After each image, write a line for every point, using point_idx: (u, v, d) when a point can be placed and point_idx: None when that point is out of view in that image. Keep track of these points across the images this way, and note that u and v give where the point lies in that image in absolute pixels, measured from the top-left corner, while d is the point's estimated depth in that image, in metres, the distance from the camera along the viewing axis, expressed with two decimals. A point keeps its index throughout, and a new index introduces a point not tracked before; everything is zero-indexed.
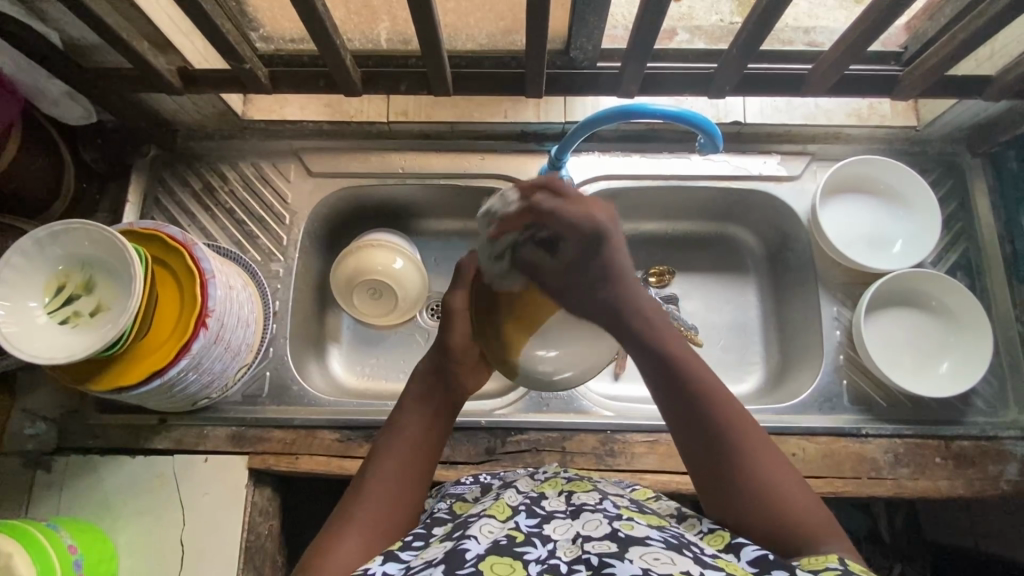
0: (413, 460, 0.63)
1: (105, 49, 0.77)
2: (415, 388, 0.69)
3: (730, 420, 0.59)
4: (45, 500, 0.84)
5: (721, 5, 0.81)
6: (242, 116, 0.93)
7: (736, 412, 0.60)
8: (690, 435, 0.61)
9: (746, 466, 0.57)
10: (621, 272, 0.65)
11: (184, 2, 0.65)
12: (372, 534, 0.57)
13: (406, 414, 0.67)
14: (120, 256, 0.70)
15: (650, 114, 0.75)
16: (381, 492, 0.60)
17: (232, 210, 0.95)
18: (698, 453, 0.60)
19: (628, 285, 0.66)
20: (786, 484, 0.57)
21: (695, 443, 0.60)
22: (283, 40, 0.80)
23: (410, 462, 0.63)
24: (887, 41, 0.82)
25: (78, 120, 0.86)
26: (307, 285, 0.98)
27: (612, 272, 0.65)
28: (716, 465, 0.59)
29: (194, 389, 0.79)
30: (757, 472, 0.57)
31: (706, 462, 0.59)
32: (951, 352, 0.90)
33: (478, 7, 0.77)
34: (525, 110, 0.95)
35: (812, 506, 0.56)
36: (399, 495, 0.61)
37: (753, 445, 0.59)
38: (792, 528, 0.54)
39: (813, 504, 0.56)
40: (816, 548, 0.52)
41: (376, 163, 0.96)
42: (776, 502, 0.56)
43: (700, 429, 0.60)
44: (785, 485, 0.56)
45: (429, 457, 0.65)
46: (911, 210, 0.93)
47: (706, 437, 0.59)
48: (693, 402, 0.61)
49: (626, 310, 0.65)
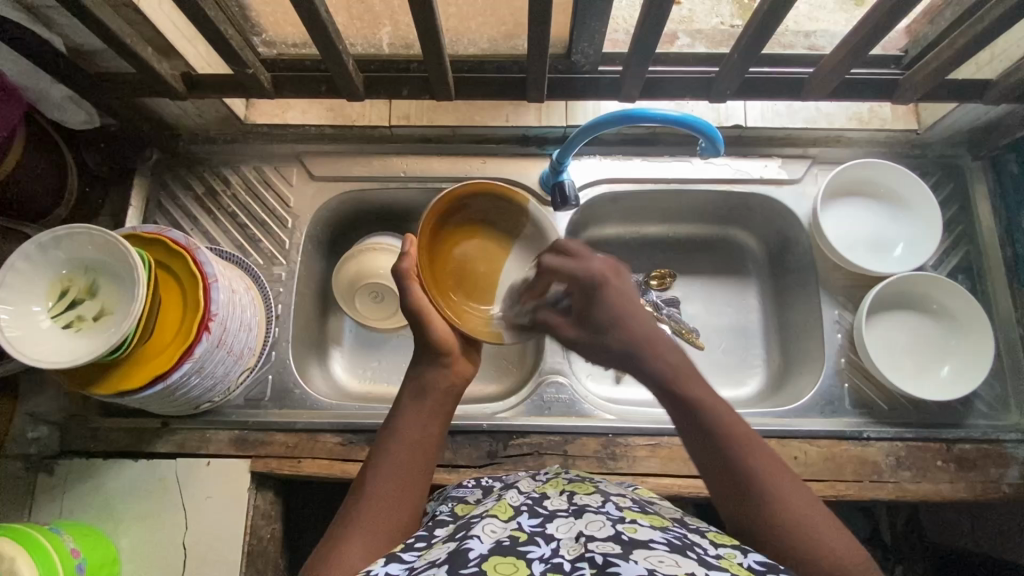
0: (412, 461, 0.63)
1: (108, 54, 0.77)
2: (411, 386, 0.68)
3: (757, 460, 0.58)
4: (47, 504, 0.84)
5: (721, 8, 0.83)
6: (243, 120, 0.93)
7: (761, 451, 0.59)
8: (722, 480, 0.59)
9: (778, 507, 0.56)
10: (632, 319, 0.65)
11: (187, 8, 0.65)
12: (374, 543, 0.57)
13: (403, 415, 0.66)
14: (123, 261, 0.71)
15: (651, 118, 0.76)
16: (383, 498, 0.60)
17: (234, 214, 0.96)
18: (729, 496, 0.58)
19: (639, 324, 0.65)
20: (816, 519, 0.56)
21: (725, 489, 0.59)
22: (285, 45, 0.81)
23: (408, 466, 0.63)
24: (887, 46, 0.84)
25: (81, 124, 0.87)
26: (309, 289, 0.98)
27: (624, 316, 0.65)
28: (752, 508, 0.57)
29: (197, 393, 0.79)
30: (792, 513, 0.56)
31: (740, 505, 0.57)
32: (952, 356, 0.90)
33: (480, 12, 0.77)
34: (526, 113, 0.95)
35: (849, 545, 0.55)
36: (399, 498, 0.61)
37: (778, 480, 0.58)
38: (836, 571, 0.53)
39: (842, 537, 0.56)
40: None
41: (378, 167, 0.97)
42: (815, 544, 0.54)
43: (731, 473, 0.58)
44: (818, 523, 0.56)
45: (428, 458, 0.64)
46: (912, 214, 0.94)
47: (737, 480, 0.58)
48: (721, 445, 0.59)
49: (645, 351, 0.64)
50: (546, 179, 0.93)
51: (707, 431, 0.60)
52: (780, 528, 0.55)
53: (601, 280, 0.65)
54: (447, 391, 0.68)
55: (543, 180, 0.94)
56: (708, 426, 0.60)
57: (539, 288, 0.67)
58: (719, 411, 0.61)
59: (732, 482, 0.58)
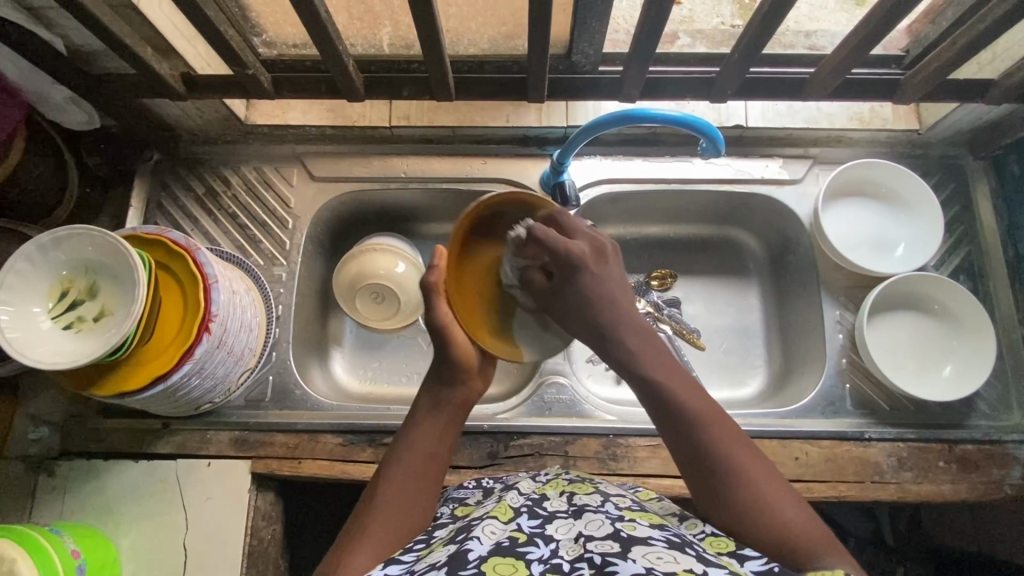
0: (426, 468, 0.63)
1: (108, 55, 0.77)
2: (427, 398, 0.67)
3: (716, 431, 0.59)
4: (47, 505, 0.84)
5: (721, 8, 0.83)
6: (243, 120, 0.94)
7: (724, 424, 0.60)
8: (680, 451, 0.60)
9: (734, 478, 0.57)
10: (610, 296, 0.65)
11: (187, 9, 0.65)
12: (383, 552, 0.56)
13: (416, 426, 0.65)
14: (123, 261, 0.70)
15: (651, 119, 0.76)
16: (397, 502, 0.60)
17: (235, 214, 0.95)
18: (687, 467, 0.60)
19: (615, 303, 0.65)
20: (782, 500, 0.56)
21: (685, 459, 0.60)
22: (285, 46, 0.81)
23: (419, 479, 0.62)
24: (888, 46, 0.83)
25: (81, 125, 0.87)
26: (309, 289, 0.98)
27: (602, 296, 0.64)
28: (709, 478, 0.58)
29: (197, 394, 0.79)
30: (747, 482, 0.57)
31: (697, 477, 0.59)
32: (955, 356, 0.90)
33: (480, 12, 0.77)
34: (526, 114, 0.95)
35: (806, 520, 0.55)
36: (412, 505, 0.61)
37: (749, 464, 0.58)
38: (785, 541, 0.53)
39: (806, 518, 0.55)
40: (814, 562, 0.51)
41: (378, 167, 0.97)
42: (768, 513, 0.55)
43: (689, 444, 0.59)
44: (774, 496, 0.56)
45: (439, 471, 0.64)
46: (913, 214, 0.93)
47: (693, 451, 0.59)
48: (680, 417, 0.60)
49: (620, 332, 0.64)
50: (546, 180, 0.93)
51: (666, 405, 0.61)
52: (732, 496, 0.56)
53: (583, 260, 0.64)
54: (461, 406, 0.68)
55: (544, 180, 0.94)
56: (669, 400, 0.61)
57: (537, 277, 0.61)
58: (682, 387, 0.62)
59: (690, 453, 0.59)
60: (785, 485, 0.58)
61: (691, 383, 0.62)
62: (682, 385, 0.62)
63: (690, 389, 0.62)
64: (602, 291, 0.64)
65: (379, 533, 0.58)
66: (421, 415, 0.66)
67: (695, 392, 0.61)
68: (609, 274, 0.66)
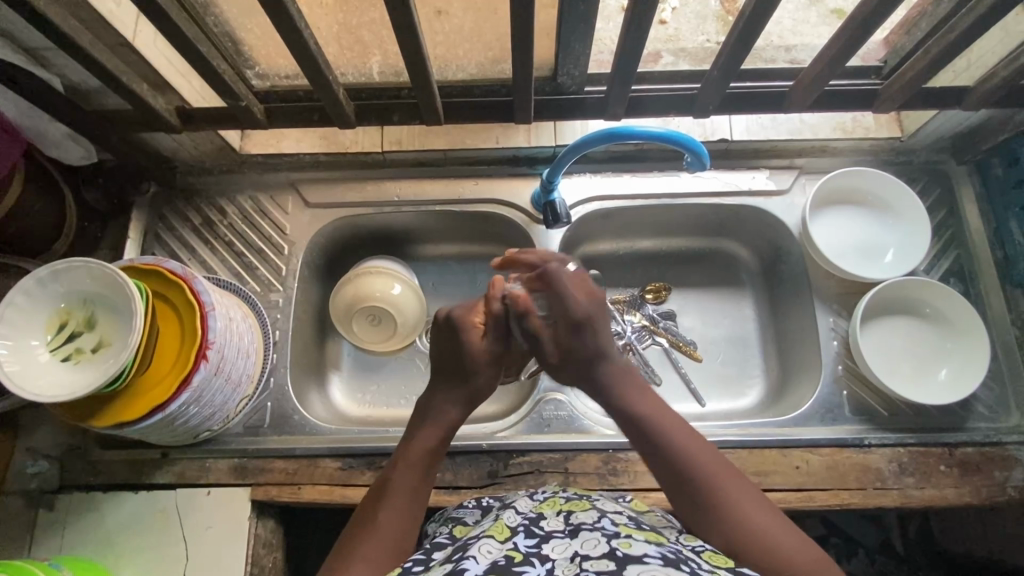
0: (412, 499, 0.64)
1: (105, 92, 0.79)
2: (425, 430, 0.69)
3: (703, 459, 0.63)
4: (48, 540, 0.84)
5: (706, 26, 0.83)
6: (238, 150, 0.97)
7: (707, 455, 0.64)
8: (662, 475, 0.64)
9: (717, 502, 0.60)
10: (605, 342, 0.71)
11: (183, 47, 0.67)
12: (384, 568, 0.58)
13: (411, 454, 0.67)
14: (120, 293, 0.71)
15: (636, 136, 0.77)
16: (382, 534, 0.60)
17: (231, 243, 0.97)
18: (675, 493, 0.63)
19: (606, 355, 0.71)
20: (774, 527, 0.58)
21: (670, 486, 0.63)
22: (278, 77, 0.82)
23: (408, 508, 0.63)
24: (866, 57, 0.85)
25: (79, 160, 0.88)
26: (305, 314, 0.98)
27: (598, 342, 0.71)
28: (699, 511, 0.61)
29: (196, 422, 0.80)
30: (732, 505, 0.60)
31: (686, 506, 0.62)
32: (948, 359, 0.90)
33: (466, 39, 0.79)
34: (515, 135, 0.98)
35: (800, 543, 0.57)
36: (400, 537, 0.61)
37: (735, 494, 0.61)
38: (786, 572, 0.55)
39: (801, 543, 0.57)
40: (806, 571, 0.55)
41: (372, 191, 0.98)
42: (759, 533, 0.57)
43: (673, 474, 0.63)
44: (768, 522, 0.59)
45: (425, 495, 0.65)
46: (899, 219, 0.95)
47: (679, 481, 0.63)
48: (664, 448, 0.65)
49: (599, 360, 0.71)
50: (539, 199, 0.94)
51: (650, 437, 0.66)
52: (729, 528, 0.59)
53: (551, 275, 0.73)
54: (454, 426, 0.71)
55: (535, 199, 0.96)
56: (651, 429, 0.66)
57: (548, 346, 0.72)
58: (668, 422, 0.67)
59: (681, 486, 0.62)
60: (773, 510, 0.60)
61: (678, 421, 0.67)
62: (668, 420, 0.67)
63: (676, 425, 0.66)
64: (591, 348, 0.71)
65: (379, 547, 0.59)
66: (419, 433, 0.69)
67: (680, 431, 0.66)
68: (588, 340, 0.71)
